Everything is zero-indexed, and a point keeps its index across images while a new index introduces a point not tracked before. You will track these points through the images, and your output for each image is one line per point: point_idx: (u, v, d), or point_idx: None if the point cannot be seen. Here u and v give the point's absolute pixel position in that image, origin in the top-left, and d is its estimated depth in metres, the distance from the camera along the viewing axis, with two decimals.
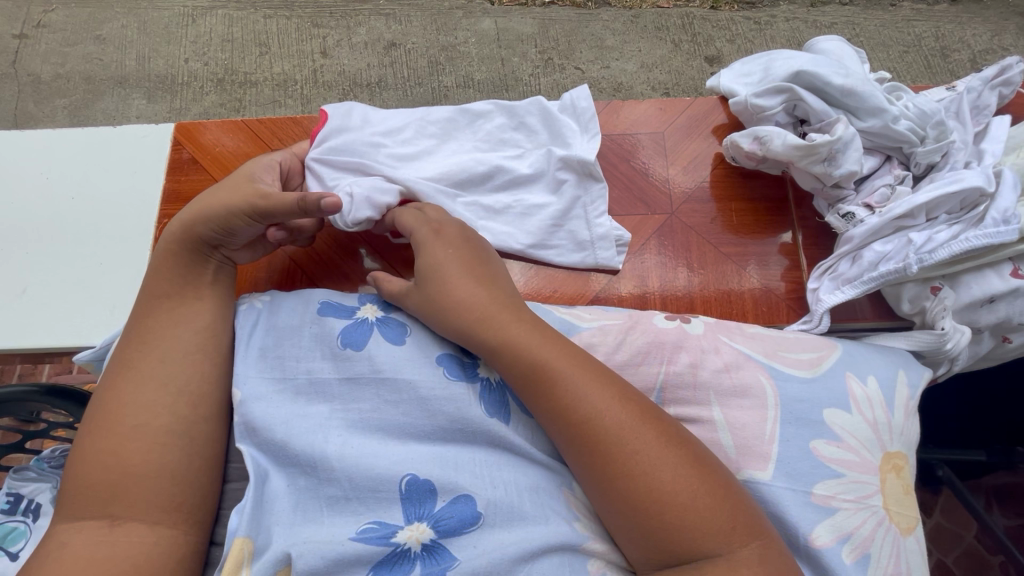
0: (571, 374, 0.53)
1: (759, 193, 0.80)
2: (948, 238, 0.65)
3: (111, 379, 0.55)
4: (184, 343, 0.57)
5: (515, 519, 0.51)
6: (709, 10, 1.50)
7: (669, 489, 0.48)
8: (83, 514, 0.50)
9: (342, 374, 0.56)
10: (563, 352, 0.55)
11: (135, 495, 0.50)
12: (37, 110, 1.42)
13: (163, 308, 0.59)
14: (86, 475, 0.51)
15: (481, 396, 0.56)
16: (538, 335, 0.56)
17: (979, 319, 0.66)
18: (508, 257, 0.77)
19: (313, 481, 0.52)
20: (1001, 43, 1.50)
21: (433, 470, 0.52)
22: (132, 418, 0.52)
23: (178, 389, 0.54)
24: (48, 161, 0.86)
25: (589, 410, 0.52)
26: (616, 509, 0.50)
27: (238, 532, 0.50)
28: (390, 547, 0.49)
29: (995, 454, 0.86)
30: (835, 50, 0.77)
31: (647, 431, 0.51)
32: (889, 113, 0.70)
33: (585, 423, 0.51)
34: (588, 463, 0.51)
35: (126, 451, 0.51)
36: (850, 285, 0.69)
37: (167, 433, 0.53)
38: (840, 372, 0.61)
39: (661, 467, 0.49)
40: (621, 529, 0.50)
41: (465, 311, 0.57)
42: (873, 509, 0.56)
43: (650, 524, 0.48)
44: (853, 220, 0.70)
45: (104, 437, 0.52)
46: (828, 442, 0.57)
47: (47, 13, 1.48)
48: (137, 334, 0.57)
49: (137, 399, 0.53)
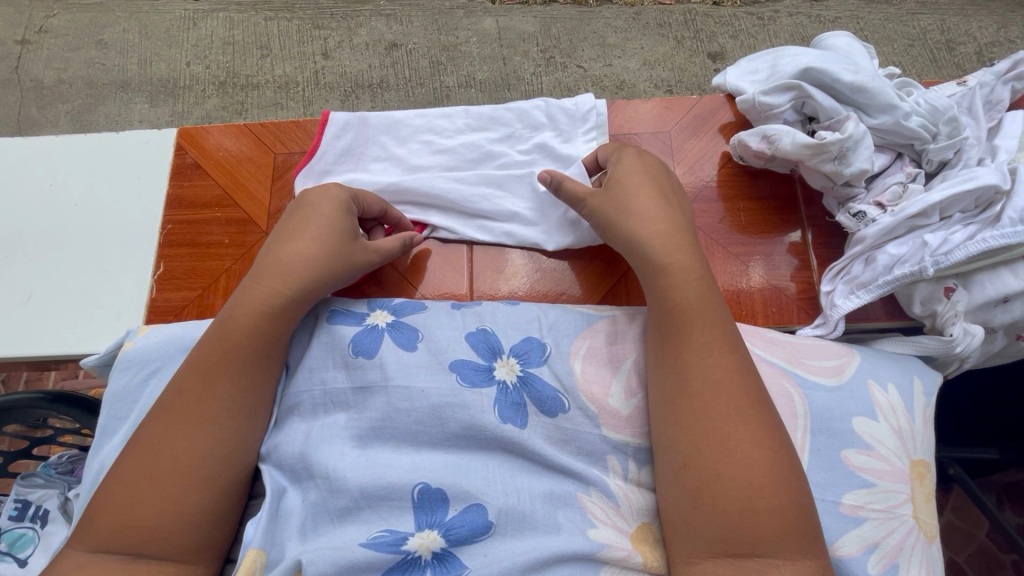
0: (704, 339, 0.54)
1: (768, 192, 0.79)
2: (964, 239, 0.64)
3: (171, 418, 0.51)
4: (259, 396, 0.55)
5: (527, 526, 0.51)
6: (712, 6, 1.48)
7: (753, 482, 0.48)
8: (115, 548, 0.47)
9: (355, 384, 0.56)
10: (716, 310, 0.56)
11: (169, 536, 0.48)
12: (40, 115, 1.42)
13: (234, 357, 0.54)
14: (125, 513, 0.48)
15: (496, 401, 0.55)
16: (704, 277, 0.57)
17: (993, 318, 0.65)
18: (512, 260, 0.78)
19: (324, 494, 0.51)
20: (1008, 35, 1.48)
21: (445, 478, 0.52)
22: (188, 463, 0.50)
23: (244, 439, 0.53)
24: (51, 168, 0.86)
25: (713, 369, 0.52)
26: (692, 491, 0.49)
27: (251, 543, 0.50)
28: (401, 555, 0.48)
29: (1008, 451, 0.85)
30: (844, 46, 0.76)
31: (747, 419, 0.50)
32: (901, 109, 0.69)
33: (703, 387, 0.52)
34: (686, 430, 0.51)
35: (173, 494, 0.49)
36: (865, 289, 0.67)
37: (226, 481, 0.51)
38: (862, 378, 0.61)
39: (748, 457, 0.49)
40: (683, 514, 0.50)
41: (638, 232, 0.61)
42: (902, 518, 0.55)
43: (725, 516, 0.48)
44: (864, 219, 0.69)
45: (148, 477, 0.49)
46: (858, 450, 0.57)
47: (48, 18, 1.48)
48: (201, 374, 0.53)
49: (195, 443, 0.50)
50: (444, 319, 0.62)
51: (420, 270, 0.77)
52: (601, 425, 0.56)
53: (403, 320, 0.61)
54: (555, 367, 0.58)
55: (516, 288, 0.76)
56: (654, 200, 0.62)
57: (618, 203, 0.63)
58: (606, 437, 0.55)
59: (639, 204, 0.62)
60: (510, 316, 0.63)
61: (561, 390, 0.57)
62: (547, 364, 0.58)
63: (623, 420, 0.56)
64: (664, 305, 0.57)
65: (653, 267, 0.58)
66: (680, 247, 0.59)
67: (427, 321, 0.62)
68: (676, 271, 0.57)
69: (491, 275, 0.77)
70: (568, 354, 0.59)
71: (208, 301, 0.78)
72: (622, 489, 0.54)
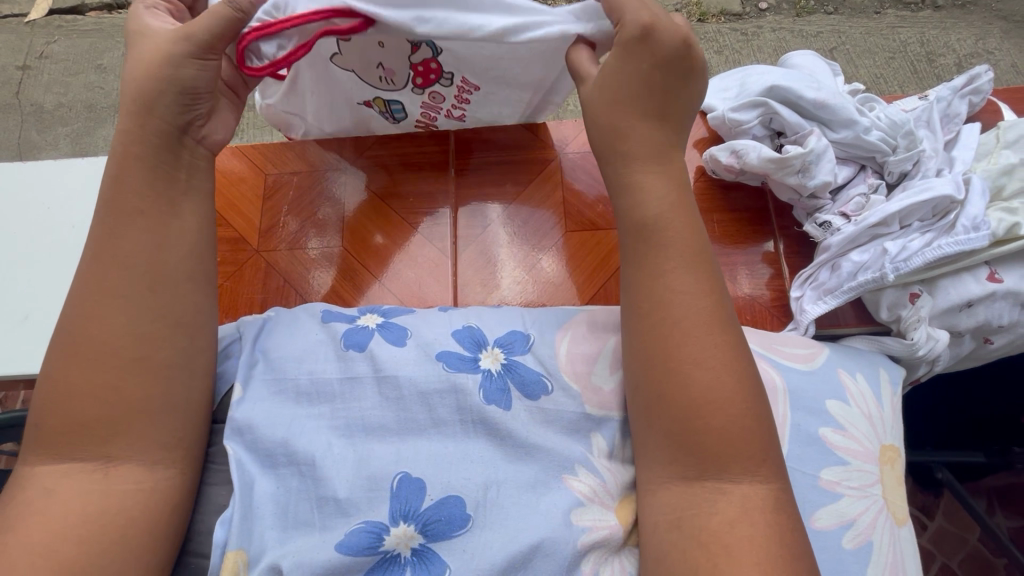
0: (669, 259, 0.54)
1: (741, 204, 0.82)
2: (922, 246, 0.67)
3: (89, 294, 0.52)
4: (164, 259, 0.54)
5: (507, 514, 0.52)
6: (696, 22, 1.53)
7: (708, 401, 0.50)
8: (77, 455, 0.49)
9: (343, 375, 0.58)
10: (688, 228, 0.56)
11: (138, 427, 0.50)
12: (40, 139, 1.45)
13: (131, 225, 0.54)
14: (80, 411, 0.49)
15: (482, 385, 0.57)
16: (681, 171, 0.58)
17: (959, 323, 0.67)
18: (498, 275, 0.81)
19: (304, 483, 0.52)
20: (986, 46, 1.53)
21: (426, 469, 0.53)
22: (128, 351, 0.51)
23: (189, 331, 0.54)
24: (51, 190, 0.89)
25: (684, 295, 0.53)
26: (647, 408, 0.52)
27: (228, 545, 0.50)
28: (379, 555, 0.50)
29: (993, 455, 0.86)
30: (807, 64, 0.80)
31: (706, 339, 0.51)
32: (861, 124, 0.72)
33: (659, 306, 0.53)
34: (643, 354, 0.53)
35: (127, 383, 0.50)
36: (831, 295, 0.70)
37: (167, 365, 0.52)
38: (833, 367, 0.63)
39: (703, 373, 0.50)
40: (643, 432, 0.52)
41: (613, 136, 0.59)
42: (875, 497, 0.57)
43: (671, 435, 0.50)
44: (830, 228, 0.72)
45: (91, 370, 0.50)
46: (834, 429, 0.59)
47: (49, 44, 1.52)
48: (104, 254, 0.53)
49: (119, 326, 0.51)
50: (431, 321, 0.64)
51: (408, 286, 0.80)
52: (584, 402, 0.58)
53: (392, 320, 0.64)
54: (539, 354, 0.60)
55: (502, 298, 0.80)
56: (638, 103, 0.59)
57: (603, 95, 0.60)
58: (589, 414, 0.57)
59: (625, 107, 0.59)
60: (494, 316, 0.65)
61: (544, 374, 0.59)
62: (532, 353, 0.61)
63: (606, 396, 0.58)
64: (627, 223, 0.57)
65: (624, 180, 0.58)
66: (653, 158, 0.58)
67: (415, 322, 0.64)
68: (647, 185, 0.57)
69: (476, 287, 0.80)
70: (552, 342, 0.62)
71: None
72: (607, 467, 0.56)
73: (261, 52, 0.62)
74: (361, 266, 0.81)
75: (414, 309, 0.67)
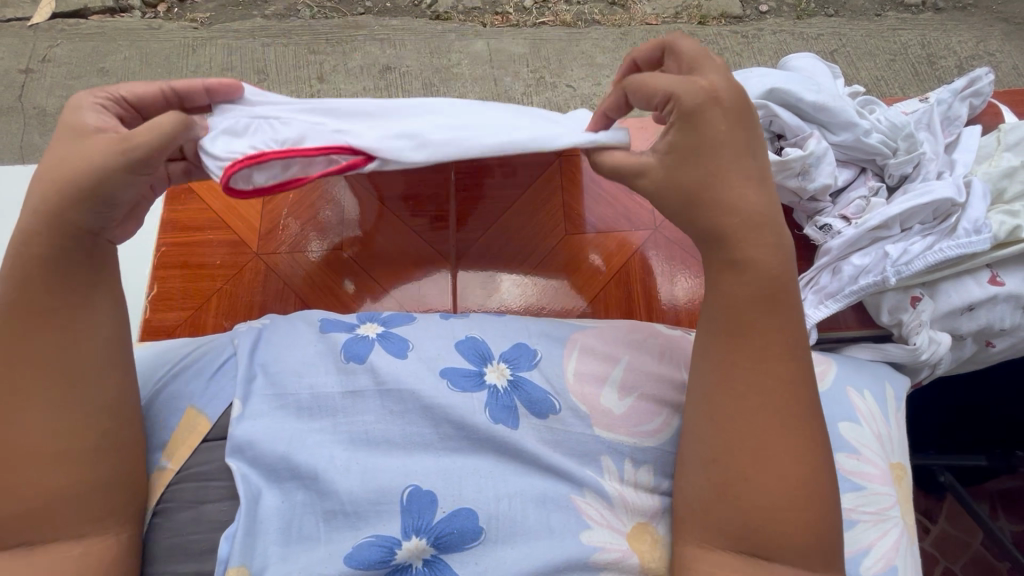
0: (767, 342, 0.51)
1: None
2: (923, 249, 0.66)
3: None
4: (86, 347, 0.51)
5: (517, 532, 0.52)
6: (697, 25, 1.54)
7: (785, 499, 0.48)
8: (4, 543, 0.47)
9: (344, 388, 0.57)
10: (791, 311, 0.52)
11: (67, 515, 0.48)
12: (43, 142, 1.45)
13: (43, 315, 0.50)
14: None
15: (489, 403, 0.57)
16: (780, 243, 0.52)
17: (960, 326, 0.67)
18: (498, 278, 0.81)
19: (310, 496, 0.52)
20: (987, 48, 1.53)
21: (437, 483, 0.53)
22: (49, 443, 0.48)
23: (116, 414, 0.52)
24: None
25: (777, 383, 0.51)
26: (716, 489, 0.50)
27: (230, 562, 0.49)
28: (390, 569, 0.50)
29: (995, 458, 0.86)
30: (807, 67, 0.79)
31: (791, 437, 0.50)
32: (861, 126, 0.72)
33: (749, 391, 0.51)
34: (723, 433, 0.51)
35: (51, 474, 0.48)
36: (833, 299, 0.69)
37: (96, 450, 0.50)
38: (841, 387, 0.62)
39: (781, 470, 0.49)
40: (702, 506, 0.51)
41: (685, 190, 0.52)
42: (894, 520, 0.57)
43: (736, 522, 0.49)
44: (830, 231, 0.72)
45: (11, 465, 0.47)
46: (848, 455, 0.58)
47: (52, 48, 1.53)
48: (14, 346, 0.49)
49: (40, 421, 0.48)
50: (430, 331, 0.64)
51: (408, 291, 0.80)
52: (593, 424, 0.58)
53: (391, 330, 0.63)
54: (544, 371, 0.60)
55: (502, 303, 0.79)
56: (727, 159, 0.52)
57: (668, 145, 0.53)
58: (598, 436, 0.57)
59: (714, 163, 0.52)
60: (497, 325, 0.65)
61: (551, 392, 0.59)
62: (537, 369, 0.60)
63: (617, 420, 0.58)
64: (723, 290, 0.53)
65: (729, 251, 0.52)
66: (767, 236, 0.52)
67: (415, 332, 0.64)
68: (758, 261, 0.51)
69: (476, 291, 0.80)
70: (559, 359, 0.61)
71: (200, 319, 0.79)
72: (618, 491, 0.56)
73: (252, 179, 0.59)
74: (364, 271, 0.81)
75: (414, 317, 0.67)
